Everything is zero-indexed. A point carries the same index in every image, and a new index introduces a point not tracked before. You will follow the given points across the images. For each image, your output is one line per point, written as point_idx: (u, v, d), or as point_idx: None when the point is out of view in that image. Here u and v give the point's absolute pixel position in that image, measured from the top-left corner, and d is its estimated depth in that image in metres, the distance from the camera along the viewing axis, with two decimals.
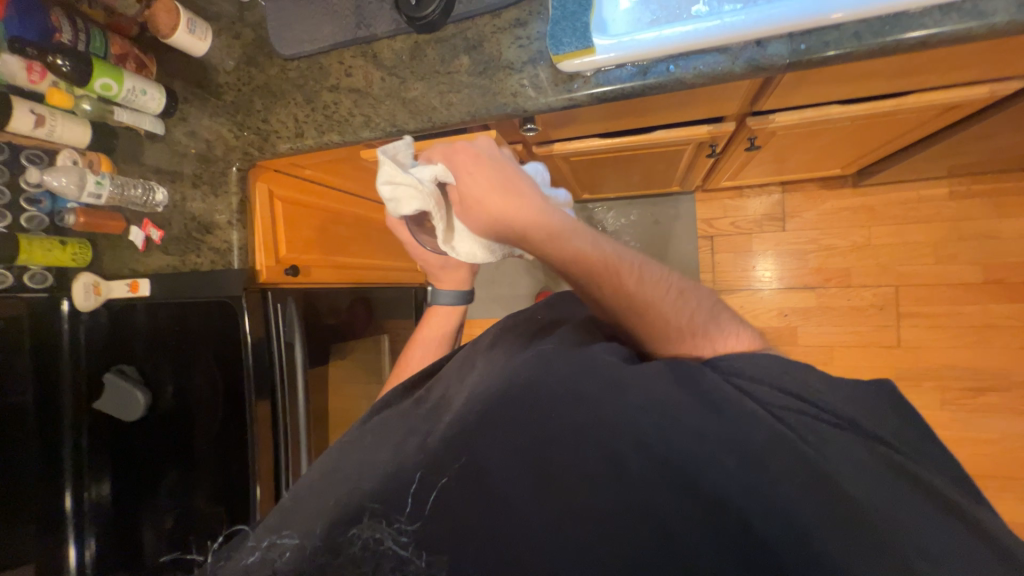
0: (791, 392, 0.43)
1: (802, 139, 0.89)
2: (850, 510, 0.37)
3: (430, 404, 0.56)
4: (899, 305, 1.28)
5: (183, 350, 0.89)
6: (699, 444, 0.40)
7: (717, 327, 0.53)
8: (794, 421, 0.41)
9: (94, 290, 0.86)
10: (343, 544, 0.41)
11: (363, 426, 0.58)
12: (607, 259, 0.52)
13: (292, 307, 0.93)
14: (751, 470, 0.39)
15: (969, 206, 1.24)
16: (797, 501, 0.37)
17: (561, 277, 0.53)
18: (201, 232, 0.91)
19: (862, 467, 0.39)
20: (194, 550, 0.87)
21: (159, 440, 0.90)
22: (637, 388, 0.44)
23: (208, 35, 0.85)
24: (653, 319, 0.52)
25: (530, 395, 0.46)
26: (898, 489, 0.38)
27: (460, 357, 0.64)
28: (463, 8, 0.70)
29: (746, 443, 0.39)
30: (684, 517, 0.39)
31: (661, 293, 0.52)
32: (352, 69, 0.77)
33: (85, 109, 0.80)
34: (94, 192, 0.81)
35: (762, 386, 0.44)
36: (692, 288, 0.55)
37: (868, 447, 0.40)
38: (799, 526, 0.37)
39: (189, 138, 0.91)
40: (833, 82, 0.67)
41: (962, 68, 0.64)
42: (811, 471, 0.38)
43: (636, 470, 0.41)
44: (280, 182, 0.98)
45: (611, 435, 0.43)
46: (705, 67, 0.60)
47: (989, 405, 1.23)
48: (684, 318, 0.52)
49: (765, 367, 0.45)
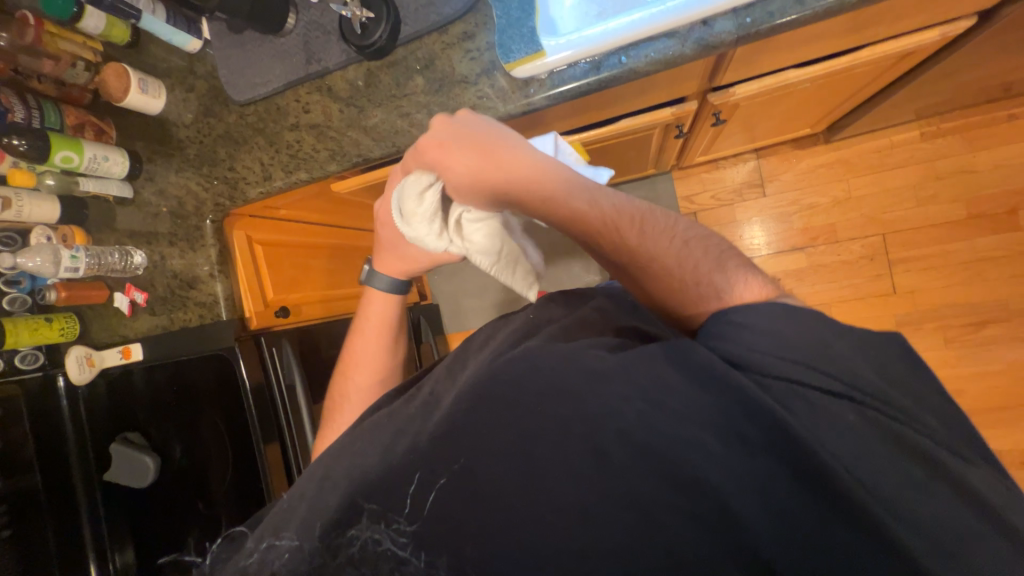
0: (801, 362, 0.41)
1: (765, 106, 0.90)
2: (835, 480, 0.37)
3: (421, 399, 0.55)
4: (889, 252, 1.28)
5: (185, 408, 0.89)
6: (682, 429, 0.40)
7: (727, 275, 0.51)
8: (780, 391, 0.40)
9: (88, 362, 0.84)
10: (342, 544, 0.44)
11: (355, 430, 0.56)
12: (605, 217, 0.54)
13: (287, 350, 0.93)
14: (733, 448, 0.39)
15: (942, 145, 1.25)
16: (773, 478, 0.38)
17: (566, 236, 0.56)
18: (185, 289, 0.90)
19: (854, 434, 0.38)
20: (192, 551, 0.88)
21: (173, 491, 0.89)
22: (622, 378, 0.43)
23: (162, 91, 0.85)
24: (658, 271, 0.52)
25: (517, 389, 0.45)
26: (891, 459, 0.38)
27: (452, 356, 0.62)
28: (411, 29, 0.69)
29: (727, 422, 0.40)
30: (669, 505, 0.39)
31: (666, 245, 0.53)
32: (310, 105, 0.77)
33: (49, 184, 0.79)
34: (71, 265, 0.80)
35: (763, 355, 0.41)
36: (701, 238, 0.54)
37: (866, 416, 0.39)
38: (776, 505, 0.38)
39: (159, 197, 0.90)
40: (785, 49, 0.67)
41: (909, 16, 0.65)
42: (794, 448, 0.38)
43: (619, 461, 0.41)
44: (258, 228, 0.98)
45: (596, 428, 0.42)
46: (656, 53, 0.60)
47: (992, 337, 1.23)
48: (687, 268, 0.51)
49: (770, 324, 0.42)
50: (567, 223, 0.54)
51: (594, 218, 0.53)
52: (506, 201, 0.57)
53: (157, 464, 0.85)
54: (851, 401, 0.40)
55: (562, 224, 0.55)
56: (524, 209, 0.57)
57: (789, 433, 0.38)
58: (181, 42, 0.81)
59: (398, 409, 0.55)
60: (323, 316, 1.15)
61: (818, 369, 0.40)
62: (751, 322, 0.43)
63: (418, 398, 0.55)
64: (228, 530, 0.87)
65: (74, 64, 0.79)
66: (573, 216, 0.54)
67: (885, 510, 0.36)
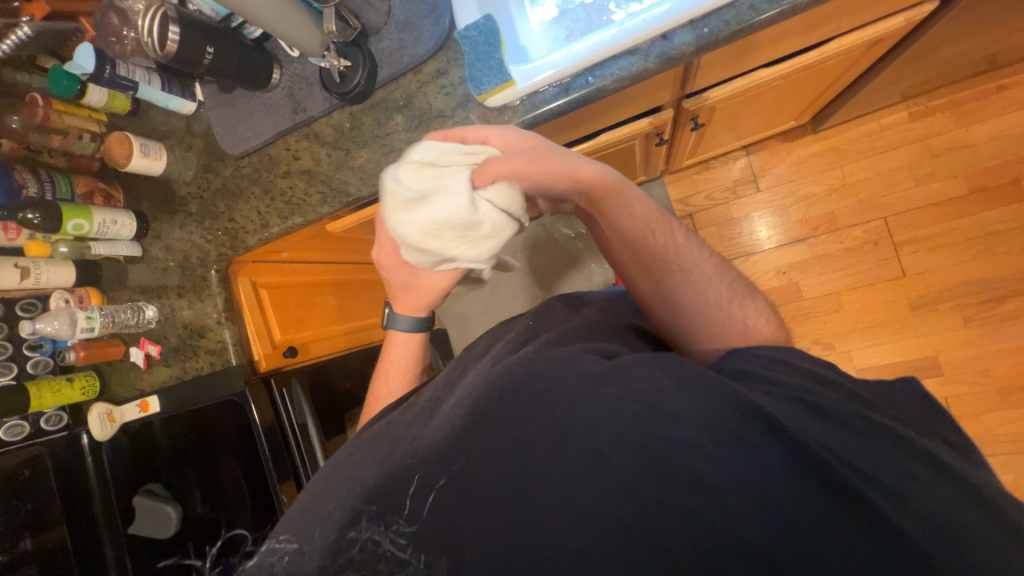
0: (803, 372, 0.43)
1: (742, 106, 0.91)
2: (829, 469, 0.36)
3: (420, 407, 0.54)
4: (893, 235, 1.26)
5: (205, 456, 0.93)
6: (676, 428, 0.40)
7: (754, 300, 0.55)
8: (776, 394, 0.41)
9: (108, 417, 0.86)
10: (342, 546, 0.44)
11: (356, 439, 0.55)
12: (655, 219, 0.58)
13: (297, 389, 0.96)
14: (729, 446, 0.38)
15: (933, 123, 1.24)
16: (766, 465, 0.37)
17: (619, 230, 0.57)
18: (194, 338, 0.92)
19: (851, 431, 0.39)
20: (193, 554, 0.91)
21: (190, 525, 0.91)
22: (618, 380, 0.43)
23: (163, 153, 0.89)
24: (696, 278, 0.56)
25: (516, 395, 0.45)
26: (890, 452, 0.38)
27: (450, 366, 0.61)
28: (387, 72, 0.73)
29: (721, 416, 0.39)
30: (662, 501, 0.38)
31: (702, 257, 0.58)
32: (299, 152, 0.80)
33: (63, 251, 0.84)
34: (87, 325, 0.84)
35: (774, 373, 0.43)
36: (727, 265, 0.59)
37: (860, 413, 0.40)
38: (772, 490, 0.37)
39: (166, 253, 0.93)
40: (750, 52, 0.69)
41: (869, 7, 0.66)
42: (791, 441, 0.38)
43: (614, 461, 0.40)
44: (259, 271, 1.01)
45: (591, 429, 0.41)
46: (620, 71, 0.62)
47: (1014, 312, 1.19)
48: (721, 284, 0.56)
49: (779, 355, 0.45)
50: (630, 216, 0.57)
51: (647, 218, 0.57)
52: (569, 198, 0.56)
53: (179, 513, 0.86)
54: (850, 396, 0.41)
55: (625, 217, 0.56)
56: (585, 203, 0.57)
57: (783, 426, 0.38)
58: (177, 106, 0.86)
59: (399, 414, 0.55)
60: (331, 351, 1.17)
61: (795, 372, 0.43)
62: (762, 351, 0.45)
63: (416, 404, 0.55)
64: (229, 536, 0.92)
65: (80, 136, 0.84)
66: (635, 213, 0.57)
67: (879, 494, 0.36)
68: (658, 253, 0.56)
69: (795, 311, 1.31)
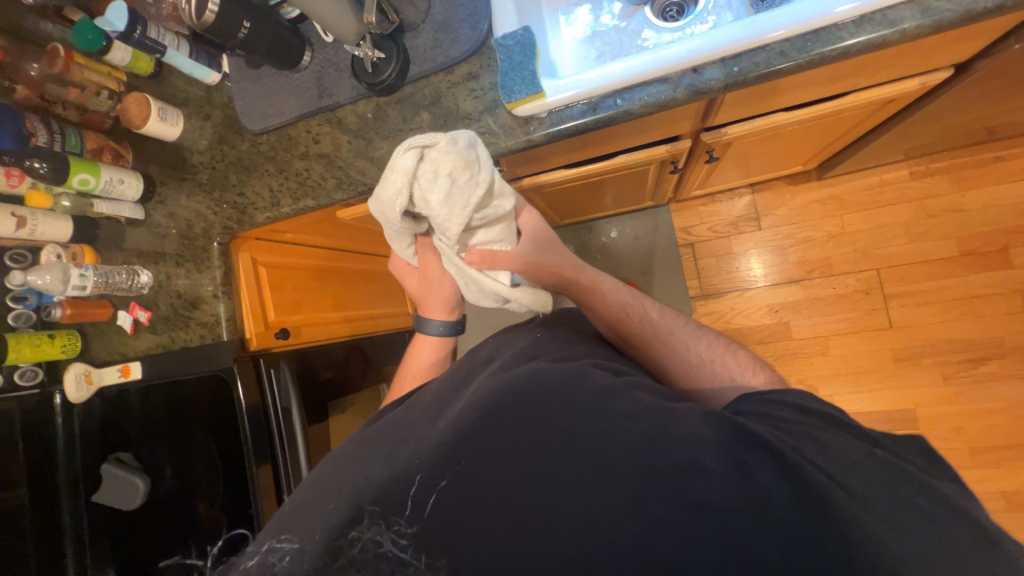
0: (803, 410, 0.44)
1: (756, 146, 0.93)
2: (830, 502, 0.37)
3: (423, 406, 0.55)
4: (883, 287, 1.30)
5: (182, 431, 0.90)
6: (682, 449, 0.40)
7: (737, 357, 0.59)
8: (774, 428, 0.42)
9: (86, 379, 0.84)
10: (342, 546, 0.43)
11: (356, 435, 0.55)
12: (630, 302, 0.65)
13: (285, 371, 0.95)
14: (734, 472, 0.39)
15: (931, 184, 1.29)
16: (771, 493, 0.38)
17: (602, 312, 0.64)
18: (188, 308, 0.90)
19: (855, 465, 0.39)
20: (194, 555, 0.89)
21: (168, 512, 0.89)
22: (624, 396, 0.44)
23: (180, 120, 0.89)
24: (675, 343, 0.61)
25: (524, 401, 0.45)
26: (893, 486, 0.38)
27: (455, 366, 0.61)
28: (419, 68, 0.74)
29: (725, 442, 0.40)
30: (668, 521, 0.39)
31: (679, 325, 0.64)
32: (320, 136, 0.81)
33: (65, 205, 0.83)
34: (79, 284, 0.82)
35: (782, 414, 0.44)
36: (707, 331, 0.64)
37: (858, 445, 0.41)
38: (775, 518, 0.37)
39: (169, 220, 0.92)
40: (772, 95, 0.71)
41: (887, 68, 0.69)
42: (796, 473, 0.38)
43: (619, 475, 0.40)
44: (262, 250, 1.00)
45: (599, 443, 0.42)
46: (649, 97, 0.64)
47: (990, 374, 1.23)
48: (700, 347, 0.61)
49: (795, 400, 0.46)
50: (603, 296, 0.65)
51: (621, 299, 0.65)
52: (556, 278, 0.65)
53: (147, 486, 0.84)
54: (846, 432, 0.42)
55: (599, 301, 0.65)
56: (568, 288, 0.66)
57: (786, 457, 0.39)
58: (202, 75, 0.86)
59: (402, 412, 0.55)
60: (323, 338, 1.16)
61: (801, 413, 0.44)
62: (774, 395, 0.46)
63: (420, 403, 0.55)
64: (228, 534, 0.87)
65: (98, 92, 0.83)
66: (610, 292, 0.66)
67: (885, 530, 0.36)
68: (636, 327, 0.62)
69: (783, 350, 1.33)
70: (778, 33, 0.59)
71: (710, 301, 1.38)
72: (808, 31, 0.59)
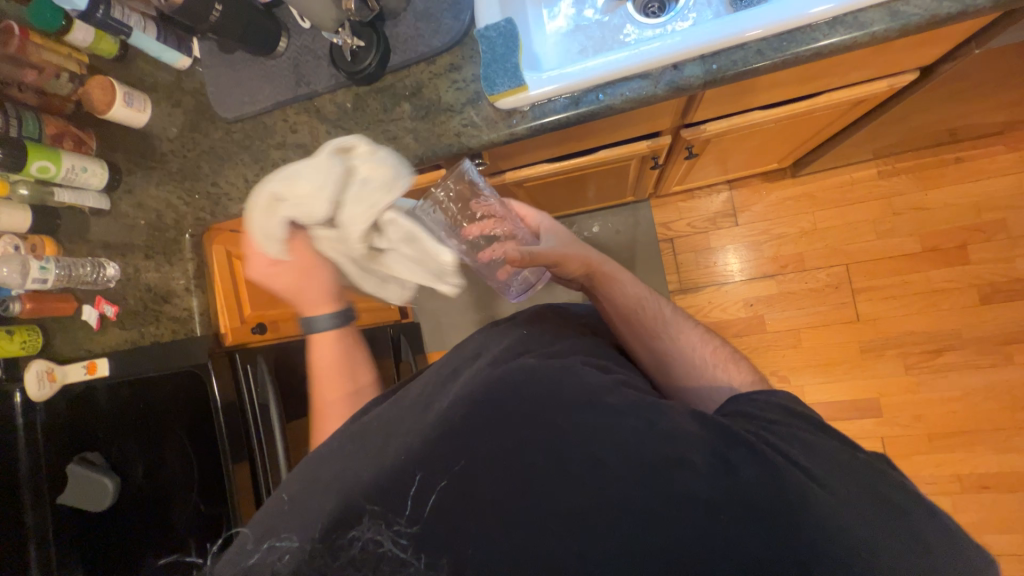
0: (795, 408, 0.46)
1: (734, 143, 0.95)
2: (812, 497, 0.39)
3: (413, 402, 0.54)
4: (852, 281, 1.35)
5: (153, 427, 0.86)
6: (673, 445, 0.41)
7: (740, 365, 0.59)
8: (758, 427, 0.44)
9: (48, 376, 0.82)
10: (341, 546, 0.41)
11: (344, 434, 0.54)
12: (645, 298, 0.65)
13: (262, 367, 0.90)
14: (720, 468, 0.40)
15: (897, 183, 1.34)
16: (759, 487, 0.39)
17: (618, 305, 0.63)
18: (159, 302, 0.88)
19: (834, 459, 0.42)
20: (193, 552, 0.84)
21: (144, 512, 0.85)
22: (616, 394, 0.45)
23: (147, 106, 0.85)
24: (683, 344, 0.61)
25: (518, 399, 0.46)
26: (870, 479, 0.41)
27: (443, 361, 0.61)
28: (399, 58, 0.73)
29: (717, 440, 0.42)
30: (661, 515, 0.40)
31: (692, 329, 0.64)
32: (297, 125, 0.78)
33: (23, 194, 0.79)
34: (40, 277, 0.78)
35: (773, 414, 0.45)
36: (715, 336, 0.64)
37: (838, 444, 0.43)
38: (763, 511, 0.38)
39: (137, 210, 0.88)
40: (749, 94, 0.73)
41: (858, 69, 0.71)
42: (777, 469, 0.40)
43: (615, 471, 0.41)
44: (235, 241, 0.97)
45: (595, 440, 0.42)
46: (631, 92, 0.64)
47: (948, 363, 1.30)
48: (709, 351, 0.61)
49: (780, 403, 0.46)
50: (623, 286, 0.64)
51: (638, 294, 0.65)
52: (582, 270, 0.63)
53: (117, 487, 0.82)
54: (827, 430, 0.45)
55: (617, 294, 0.64)
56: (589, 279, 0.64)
57: (767, 455, 0.41)
58: (170, 59, 0.82)
59: (391, 408, 0.54)
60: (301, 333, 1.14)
61: (783, 414, 0.45)
62: (766, 398, 0.47)
63: (408, 400, 0.55)
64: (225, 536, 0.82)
65: (58, 75, 0.78)
66: (630, 283, 0.65)
67: (858, 521, 0.38)
68: (648, 323, 0.62)
69: (758, 342, 1.38)
70: (756, 32, 0.60)
71: (689, 295, 1.41)
72: (784, 31, 0.61)
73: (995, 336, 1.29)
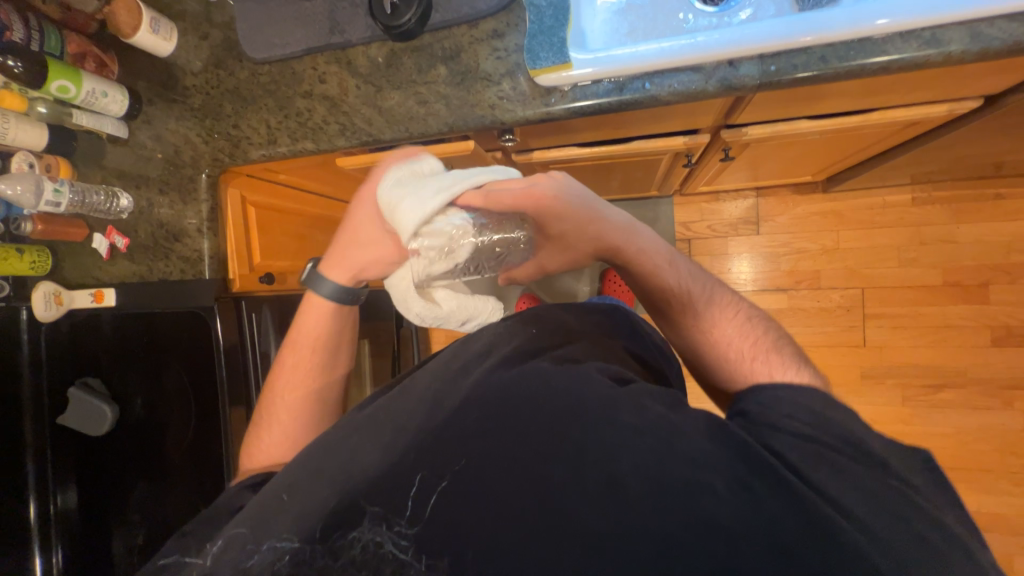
0: (815, 421, 0.44)
1: (772, 150, 0.92)
2: (829, 528, 0.39)
3: (417, 394, 0.52)
4: (865, 306, 1.33)
5: (152, 361, 0.87)
6: (686, 467, 0.41)
7: (781, 357, 0.56)
8: (778, 445, 0.43)
9: (56, 299, 0.82)
10: (342, 546, 0.42)
11: (349, 419, 0.53)
12: (680, 282, 0.63)
13: (266, 317, 0.90)
14: (737, 495, 0.40)
15: (930, 212, 1.30)
16: (776, 519, 0.39)
17: (646, 290, 0.65)
18: (170, 240, 0.86)
19: (857, 488, 0.41)
20: (185, 501, 0.86)
21: (136, 445, 0.87)
22: (631, 408, 0.44)
23: (174, 35, 0.81)
24: (717, 337, 0.60)
25: (530, 405, 0.46)
26: (894, 512, 0.40)
27: (452, 350, 0.59)
28: (441, 17, 0.69)
29: (733, 467, 0.41)
30: (674, 542, 0.39)
31: (730, 315, 0.61)
32: (327, 76, 0.75)
33: (41, 112, 0.76)
34: (53, 200, 0.78)
35: (799, 424, 0.44)
36: (760, 321, 0.61)
37: (867, 468, 0.42)
38: (780, 544, 0.38)
39: (155, 142, 0.86)
40: (801, 101, 0.69)
41: (920, 90, 0.67)
42: (798, 496, 0.40)
43: (630, 493, 0.41)
44: (252, 187, 0.95)
45: (607, 457, 0.42)
46: (679, 85, 0.61)
47: (947, 400, 1.29)
48: (746, 343, 0.58)
49: (805, 405, 0.46)
50: (649, 277, 0.64)
51: (670, 278, 0.63)
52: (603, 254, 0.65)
53: (114, 415, 0.85)
54: (863, 455, 0.43)
55: (642, 278, 0.64)
56: (615, 261, 0.66)
57: (786, 483, 0.40)
58: None
59: (393, 400, 0.52)
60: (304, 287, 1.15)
61: (811, 424, 0.44)
62: (783, 389, 0.47)
63: (415, 390, 0.53)
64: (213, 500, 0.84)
65: None
66: (655, 274, 0.64)
67: (875, 553, 0.38)
68: (676, 312, 0.63)
69: None
70: (823, 36, 0.56)
71: None
72: (853, 39, 0.57)
73: (999, 379, 1.27)
